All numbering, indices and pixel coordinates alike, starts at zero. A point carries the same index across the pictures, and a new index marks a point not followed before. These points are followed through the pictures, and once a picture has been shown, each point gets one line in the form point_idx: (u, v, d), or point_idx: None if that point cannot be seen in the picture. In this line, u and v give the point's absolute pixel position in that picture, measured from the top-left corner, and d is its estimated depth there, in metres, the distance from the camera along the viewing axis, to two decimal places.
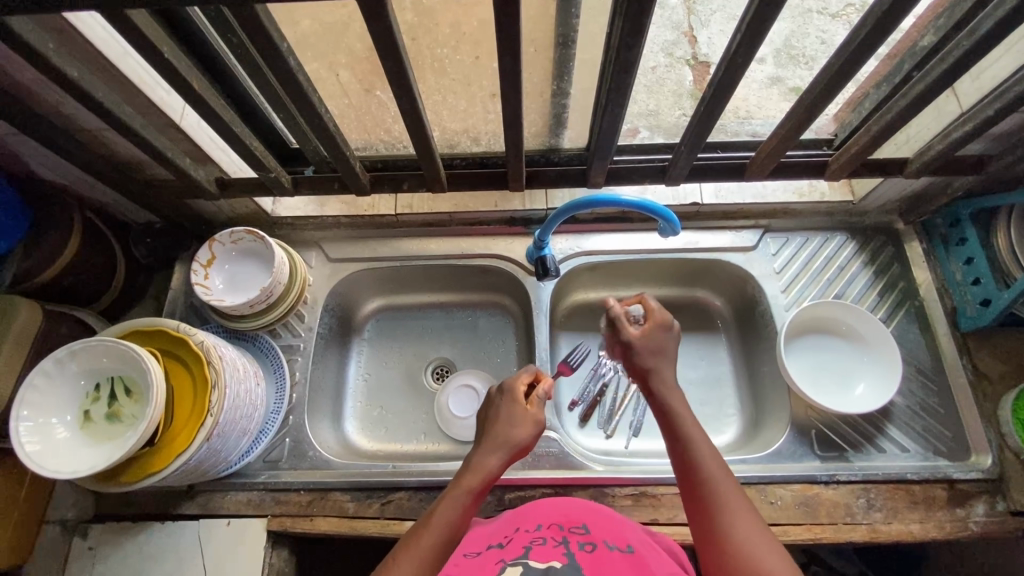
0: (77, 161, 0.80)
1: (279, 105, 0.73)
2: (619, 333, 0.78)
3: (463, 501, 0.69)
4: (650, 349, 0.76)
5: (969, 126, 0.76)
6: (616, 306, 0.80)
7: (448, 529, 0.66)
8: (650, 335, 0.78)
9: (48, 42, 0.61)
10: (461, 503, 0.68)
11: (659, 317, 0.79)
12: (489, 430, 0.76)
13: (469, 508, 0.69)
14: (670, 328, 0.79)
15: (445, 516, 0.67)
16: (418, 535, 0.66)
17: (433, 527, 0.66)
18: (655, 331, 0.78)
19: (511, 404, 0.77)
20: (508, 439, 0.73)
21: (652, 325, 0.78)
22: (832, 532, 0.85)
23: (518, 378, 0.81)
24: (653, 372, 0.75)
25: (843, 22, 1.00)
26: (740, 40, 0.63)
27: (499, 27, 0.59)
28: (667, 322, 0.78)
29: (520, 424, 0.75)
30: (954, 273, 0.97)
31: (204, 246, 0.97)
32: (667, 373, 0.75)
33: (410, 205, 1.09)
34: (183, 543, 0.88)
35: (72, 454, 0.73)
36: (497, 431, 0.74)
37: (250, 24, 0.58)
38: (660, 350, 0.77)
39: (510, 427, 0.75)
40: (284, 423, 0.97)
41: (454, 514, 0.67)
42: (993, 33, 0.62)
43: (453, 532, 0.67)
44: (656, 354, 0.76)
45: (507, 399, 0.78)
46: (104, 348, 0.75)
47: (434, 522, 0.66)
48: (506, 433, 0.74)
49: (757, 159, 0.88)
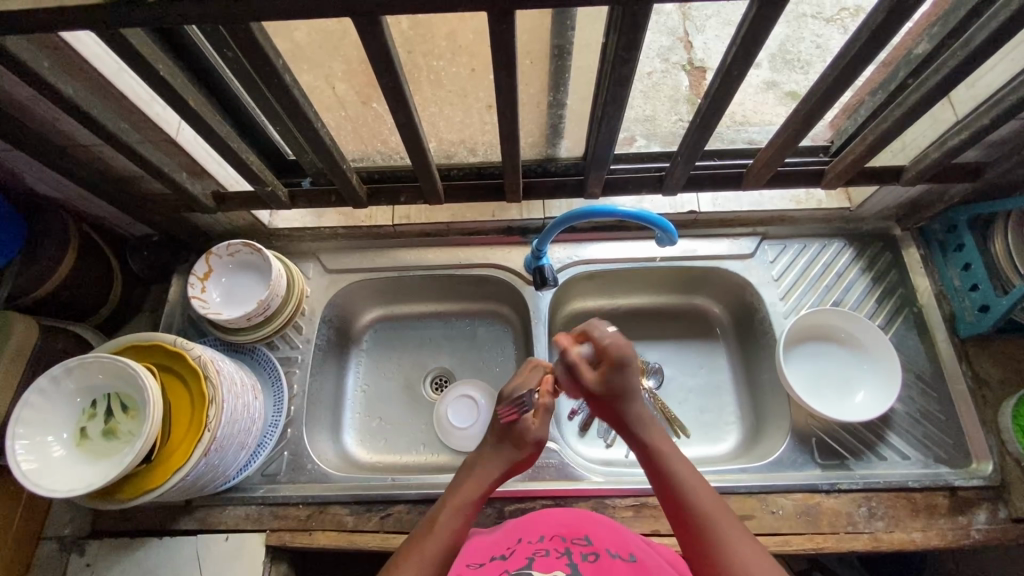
0: (75, 177, 0.80)
1: (276, 118, 0.73)
2: (578, 381, 0.76)
3: (466, 510, 0.72)
4: (608, 393, 0.75)
5: (964, 134, 0.76)
6: (568, 351, 0.76)
7: (451, 536, 0.68)
8: (610, 377, 0.74)
9: (45, 61, 0.61)
10: (464, 512, 0.71)
11: (614, 355, 0.74)
12: (493, 441, 0.79)
13: (471, 517, 0.72)
14: (629, 363, 0.74)
15: (454, 522, 0.69)
16: (422, 543, 0.67)
17: (439, 533, 0.68)
18: (610, 374, 0.74)
19: (520, 420, 0.78)
20: (512, 452, 0.78)
21: (607, 367, 0.74)
22: (834, 541, 0.85)
23: (529, 393, 0.79)
24: (655, 447, 0.73)
25: (839, 27, 1.01)
26: (736, 53, 0.63)
27: (493, 41, 0.59)
28: (621, 361, 0.74)
29: (528, 442, 0.79)
30: (952, 279, 0.97)
31: (201, 260, 0.97)
32: (638, 412, 0.75)
33: (408, 215, 1.10)
34: (182, 556, 0.88)
35: (69, 472, 0.72)
36: (506, 442, 0.78)
37: (248, 43, 0.58)
38: (622, 390, 0.75)
39: (512, 443, 0.78)
40: (283, 436, 0.97)
41: (457, 522, 0.70)
42: (987, 43, 0.62)
43: (459, 538, 0.69)
44: (619, 398, 0.74)
45: (508, 418, 0.79)
46: (98, 364, 0.75)
47: (441, 529, 0.69)
48: (509, 449, 0.78)
49: (753, 168, 0.88)
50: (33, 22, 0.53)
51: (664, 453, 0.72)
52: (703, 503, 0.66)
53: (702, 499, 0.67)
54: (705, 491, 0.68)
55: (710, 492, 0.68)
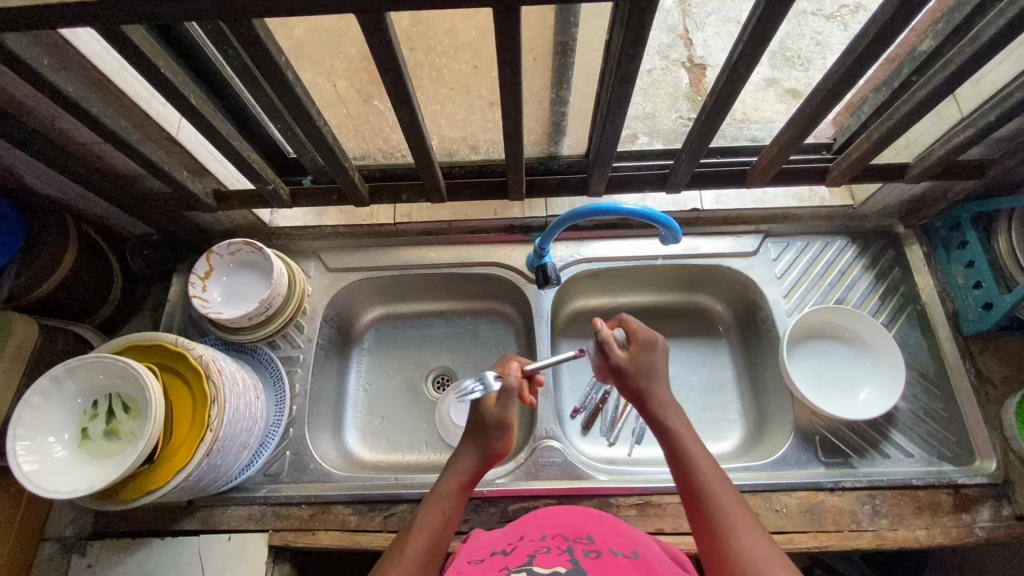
0: (74, 176, 0.79)
1: (278, 117, 0.72)
2: (609, 359, 0.79)
3: (445, 502, 0.73)
4: (637, 370, 0.78)
5: (969, 132, 0.76)
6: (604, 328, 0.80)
7: (433, 529, 0.70)
8: (638, 357, 0.79)
9: (44, 58, 0.61)
10: (445, 505, 0.72)
11: (643, 337, 0.80)
12: (466, 433, 0.79)
13: (453, 510, 0.73)
14: (654, 347, 0.80)
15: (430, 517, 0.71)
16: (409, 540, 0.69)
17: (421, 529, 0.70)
18: (639, 353, 0.79)
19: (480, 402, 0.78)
20: (481, 437, 0.77)
21: (636, 347, 0.79)
22: (839, 539, 0.85)
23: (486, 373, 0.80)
24: (681, 444, 0.72)
25: (839, 23, 1.01)
26: (742, 50, 0.62)
27: (499, 39, 0.59)
28: (650, 341, 0.80)
29: (494, 427, 0.76)
30: (955, 276, 0.97)
31: (201, 258, 0.96)
32: (662, 394, 0.77)
33: (410, 214, 1.09)
34: (184, 559, 0.87)
35: (71, 473, 0.72)
36: (478, 428, 0.77)
37: (250, 40, 0.57)
38: (649, 371, 0.78)
39: (481, 429, 0.77)
40: (285, 436, 0.96)
41: (438, 514, 0.71)
42: (994, 41, 0.62)
43: (441, 534, 0.70)
44: (645, 376, 0.78)
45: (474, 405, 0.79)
46: (98, 364, 0.74)
47: (422, 528, 0.70)
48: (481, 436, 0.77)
49: (757, 165, 0.87)
50: (34, 19, 0.52)
51: (688, 453, 0.71)
52: (730, 517, 0.64)
53: (729, 511, 0.65)
54: (730, 499, 0.66)
55: (737, 501, 0.66)
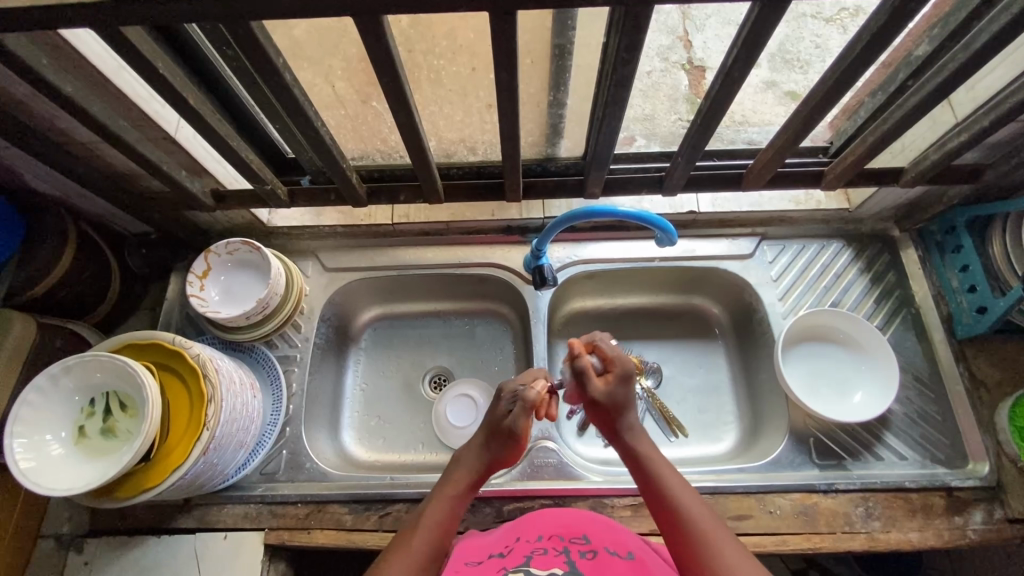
0: (73, 174, 0.80)
1: (275, 117, 0.72)
2: (584, 386, 0.78)
3: (451, 503, 0.73)
4: (611, 399, 0.77)
5: (963, 137, 0.77)
6: (580, 353, 0.79)
7: (436, 528, 0.70)
8: (613, 386, 0.78)
9: (44, 58, 0.61)
10: (451, 504, 0.73)
11: (620, 367, 0.79)
12: (479, 434, 0.79)
13: (456, 510, 0.73)
14: (630, 377, 0.79)
15: (435, 515, 0.71)
16: (408, 541, 0.69)
17: (422, 531, 0.70)
18: (615, 384, 0.78)
19: (498, 411, 0.78)
20: (494, 445, 0.77)
21: (613, 376, 0.78)
22: (831, 541, 0.85)
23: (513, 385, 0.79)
24: (642, 454, 0.75)
25: (837, 27, 1.00)
26: (737, 55, 0.63)
27: (496, 41, 0.59)
28: (627, 370, 0.79)
29: (508, 434, 0.76)
30: (951, 280, 0.97)
31: (199, 258, 0.97)
32: (632, 422, 0.77)
33: (407, 214, 1.10)
34: (180, 555, 0.87)
35: (68, 471, 0.72)
36: (492, 433, 0.77)
37: (249, 43, 0.58)
38: (625, 402, 0.77)
39: (498, 440, 0.77)
40: (282, 435, 0.97)
41: (442, 515, 0.71)
42: (987, 47, 0.62)
43: (444, 534, 0.70)
44: (619, 404, 0.77)
45: (495, 416, 0.78)
46: (96, 362, 0.74)
47: (424, 525, 0.70)
48: (495, 440, 0.77)
49: (754, 169, 0.88)
50: (33, 21, 0.53)
51: (660, 476, 0.72)
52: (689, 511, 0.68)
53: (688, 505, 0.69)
54: (701, 511, 0.68)
55: (718, 525, 0.67)
